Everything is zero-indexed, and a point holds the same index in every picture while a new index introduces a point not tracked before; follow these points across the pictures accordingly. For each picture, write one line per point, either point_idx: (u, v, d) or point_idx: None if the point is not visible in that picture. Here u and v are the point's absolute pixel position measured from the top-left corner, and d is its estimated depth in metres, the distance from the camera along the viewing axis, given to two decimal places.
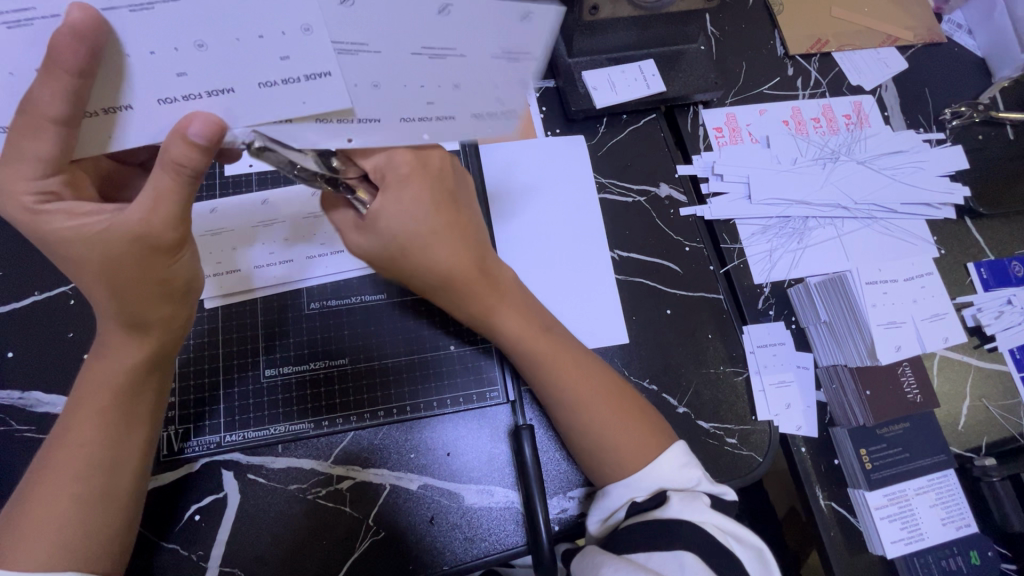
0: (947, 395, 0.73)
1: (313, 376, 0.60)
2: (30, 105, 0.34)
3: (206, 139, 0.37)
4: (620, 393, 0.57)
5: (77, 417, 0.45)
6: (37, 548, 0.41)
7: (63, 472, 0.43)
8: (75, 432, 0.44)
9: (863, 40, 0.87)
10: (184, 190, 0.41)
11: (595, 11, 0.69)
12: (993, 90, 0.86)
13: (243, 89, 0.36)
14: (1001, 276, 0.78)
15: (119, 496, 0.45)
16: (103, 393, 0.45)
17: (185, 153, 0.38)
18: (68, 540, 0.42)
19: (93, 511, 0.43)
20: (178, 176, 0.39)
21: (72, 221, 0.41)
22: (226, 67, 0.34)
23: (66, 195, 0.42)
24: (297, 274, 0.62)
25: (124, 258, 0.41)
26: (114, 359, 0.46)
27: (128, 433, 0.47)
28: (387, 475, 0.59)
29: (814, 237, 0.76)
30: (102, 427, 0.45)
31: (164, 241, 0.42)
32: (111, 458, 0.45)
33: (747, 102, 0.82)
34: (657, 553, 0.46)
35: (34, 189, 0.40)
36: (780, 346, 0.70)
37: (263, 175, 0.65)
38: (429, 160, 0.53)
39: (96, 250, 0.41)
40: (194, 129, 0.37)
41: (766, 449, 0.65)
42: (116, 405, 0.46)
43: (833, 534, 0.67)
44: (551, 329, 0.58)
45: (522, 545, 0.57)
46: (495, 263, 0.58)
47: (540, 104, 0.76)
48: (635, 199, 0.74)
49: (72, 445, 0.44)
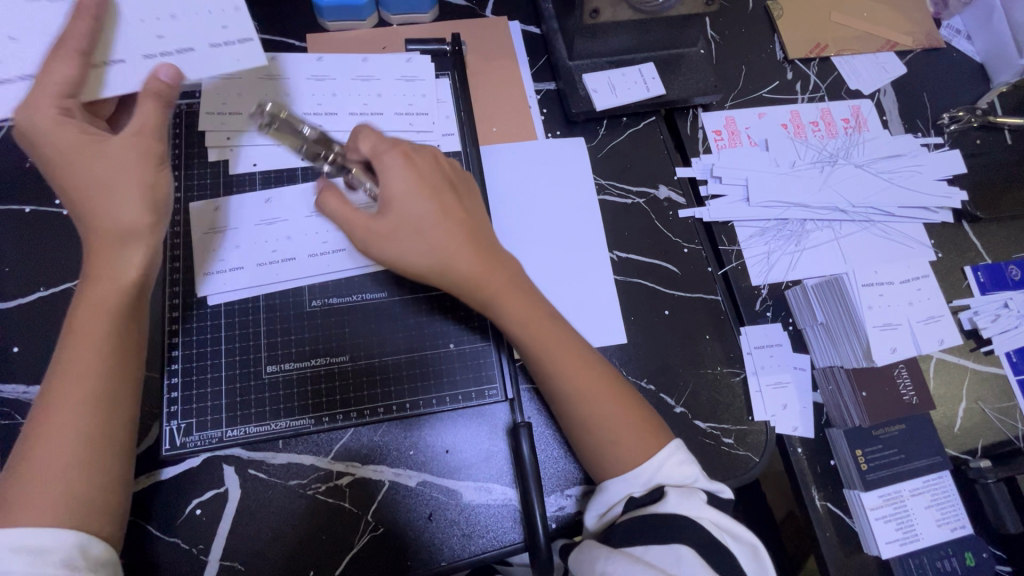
0: (943, 398, 0.73)
1: (313, 372, 0.60)
2: (62, 42, 0.48)
3: (169, 79, 0.50)
4: (622, 388, 0.57)
5: (69, 358, 0.44)
6: (43, 493, 0.41)
7: (61, 414, 0.43)
8: (66, 371, 0.44)
9: (862, 45, 0.87)
10: (162, 116, 0.49)
11: (596, 14, 0.70)
12: (991, 96, 0.86)
13: (197, 48, 0.53)
14: (998, 280, 0.78)
15: (118, 436, 0.45)
16: (97, 327, 0.45)
17: (156, 83, 0.49)
18: (72, 482, 0.42)
19: (93, 451, 0.43)
20: (159, 103, 0.49)
21: (81, 132, 0.47)
22: (183, 29, 0.53)
23: (77, 118, 0.48)
24: (298, 272, 0.63)
25: (120, 160, 0.47)
26: (104, 284, 0.46)
27: (122, 364, 0.46)
28: (385, 471, 0.59)
29: (811, 240, 0.76)
30: (96, 362, 0.45)
31: (154, 146, 0.48)
32: (108, 394, 0.45)
33: (746, 106, 0.82)
34: (654, 546, 0.46)
35: (59, 106, 0.47)
36: (777, 347, 0.71)
37: (266, 174, 0.66)
38: (422, 156, 0.56)
39: (90, 154, 0.46)
40: (164, 72, 0.50)
41: (761, 449, 0.65)
42: (110, 341, 0.45)
43: (829, 535, 0.67)
44: (553, 316, 0.59)
45: (518, 542, 0.58)
46: (502, 252, 0.58)
47: (540, 106, 0.77)
48: (634, 201, 0.74)
49: (66, 386, 0.44)
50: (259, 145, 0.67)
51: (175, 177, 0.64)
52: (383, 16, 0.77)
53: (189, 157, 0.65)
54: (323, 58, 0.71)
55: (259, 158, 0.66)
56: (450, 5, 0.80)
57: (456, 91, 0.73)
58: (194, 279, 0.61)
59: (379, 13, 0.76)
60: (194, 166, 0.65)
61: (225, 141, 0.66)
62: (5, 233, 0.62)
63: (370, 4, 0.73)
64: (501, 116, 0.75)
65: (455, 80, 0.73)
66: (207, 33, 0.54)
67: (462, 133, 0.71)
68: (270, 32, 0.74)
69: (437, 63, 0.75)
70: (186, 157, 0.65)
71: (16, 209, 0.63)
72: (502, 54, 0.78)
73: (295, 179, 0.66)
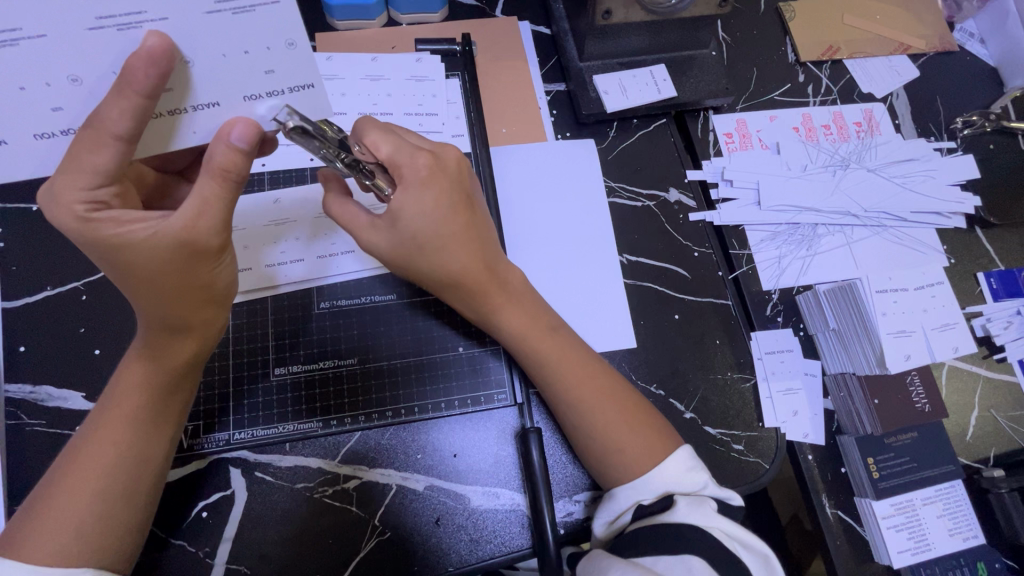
0: (955, 406, 0.72)
1: (320, 375, 0.60)
2: (98, 121, 0.36)
3: (247, 143, 0.40)
4: (628, 394, 0.57)
5: (106, 417, 0.45)
6: (57, 538, 0.41)
7: (88, 467, 0.44)
8: (103, 428, 0.45)
9: (874, 48, 0.86)
10: (229, 197, 0.42)
11: (608, 15, 0.69)
12: (1005, 100, 0.85)
13: (229, 103, 0.40)
14: (1011, 287, 0.77)
15: (139, 495, 0.46)
16: (137, 392, 0.46)
17: (233, 160, 0.40)
18: (87, 533, 0.42)
19: (113, 507, 0.44)
20: (224, 184, 0.41)
21: (118, 230, 0.41)
22: (217, 80, 0.38)
23: (115, 205, 0.41)
24: (308, 273, 0.62)
25: (168, 262, 0.42)
26: (148, 360, 0.46)
27: (156, 431, 0.47)
28: (393, 475, 0.59)
29: (823, 244, 0.76)
30: (133, 425, 0.46)
31: (206, 244, 0.42)
32: (138, 455, 0.46)
33: (757, 108, 0.82)
34: (664, 556, 0.45)
35: (86, 199, 0.40)
36: (787, 353, 0.70)
37: (275, 174, 0.65)
38: (444, 162, 0.54)
39: (137, 255, 0.41)
40: (237, 134, 0.39)
41: (772, 456, 0.64)
42: (145, 407, 0.46)
43: (840, 543, 0.66)
44: (556, 328, 0.58)
45: (527, 547, 0.57)
46: (504, 263, 0.58)
47: (550, 107, 0.77)
48: (644, 204, 0.74)
49: (100, 442, 0.45)
50: (269, 146, 0.66)
51: None
52: (392, 15, 0.76)
53: None
54: (332, 59, 0.71)
55: (268, 158, 0.66)
56: (459, 5, 0.79)
57: (465, 91, 0.73)
58: None
59: (388, 12, 0.76)
60: None
61: None
62: (12, 231, 0.62)
63: (379, 3, 0.73)
64: (511, 118, 0.74)
65: (464, 80, 0.73)
66: (243, 83, 0.39)
67: (471, 133, 0.70)
68: None
69: (446, 63, 0.74)
70: None
71: (24, 208, 0.63)
72: (511, 55, 0.77)
73: (303, 179, 0.66)
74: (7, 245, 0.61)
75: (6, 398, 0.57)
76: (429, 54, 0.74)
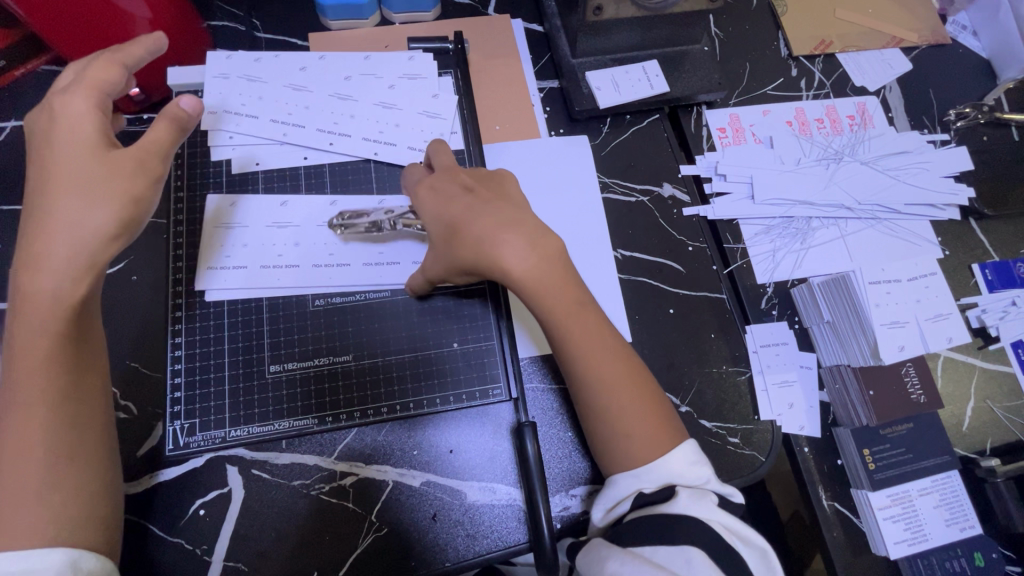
0: (951, 396, 0.72)
1: (316, 371, 0.60)
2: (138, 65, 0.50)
3: (193, 108, 0.49)
4: (643, 383, 0.55)
5: (19, 378, 0.44)
6: (18, 511, 0.41)
7: (23, 432, 0.43)
8: (24, 388, 0.44)
9: (867, 41, 0.87)
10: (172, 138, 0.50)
11: (599, 11, 0.70)
12: (998, 92, 0.85)
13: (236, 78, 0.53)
14: (1006, 278, 0.77)
15: (89, 450, 0.46)
16: (45, 340, 0.44)
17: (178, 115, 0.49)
18: (49, 501, 0.42)
19: (64, 468, 0.44)
20: (171, 126, 0.49)
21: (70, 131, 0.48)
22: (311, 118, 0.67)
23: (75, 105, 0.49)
24: (299, 276, 0.62)
25: (104, 179, 0.47)
26: (44, 301, 0.45)
27: (81, 386, 0.46)
28: (389, 471, 0.59)
29: (817, 237, 0.76)
30: (55, 378, 0.44)
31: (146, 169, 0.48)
32: (72, 409, 0.45)
33: (750, 103, 0.82)
34: (664, 546, 0.46)
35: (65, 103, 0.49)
36: (783, 346, 0.70)
37: (269, 174, 0.66)
38: (444, 175, 0.60)
39: (78, 165, 0.47)
40: (185, 103, 0.48)
41: (768, 449, 0.65)
42: (62, 358, 0.45)
43: (836, 535, 0.66)
44: (587, 304, 0.57)
45: (523, 542, 0.58)
46: (537, 231, 0.57)
47: (543, 104, 0.77)
48: (638, 199, 0.74)
49: (26, 403, 0.43)
50: (259, 144, 0.66)
51: (178, 176, 0.64)
52: (385, 14, 0.76)
53: (192, 157, 0.65)
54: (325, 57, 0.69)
55: (261, 158, 0.66)
56: (452, 5, 0.79)
57: (459, 88, 0.73)
58: (195, 274, 0.61)
59: (381, 12, 0.76)
60: (198, 166, 0.65)
61: (227, 139, 0.65)
62: (7, 232, 0.62)
63: (372, 3, 0.72)
64: (504, 115, 0.75)
65: (458, 78, 0.73)
66: (320, 121, 0.67)
67: (464, 130, 0.70)
68: (269, 31, 0.74)
69: (440, 61, 0.74)
70: (188, 157, 0.65)
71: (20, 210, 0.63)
72: (504, 54, 0.77)
73: (297, 178, 0.66)
74: (3, 247, 0.61)
75: None
76: (422, 51, 0.72)
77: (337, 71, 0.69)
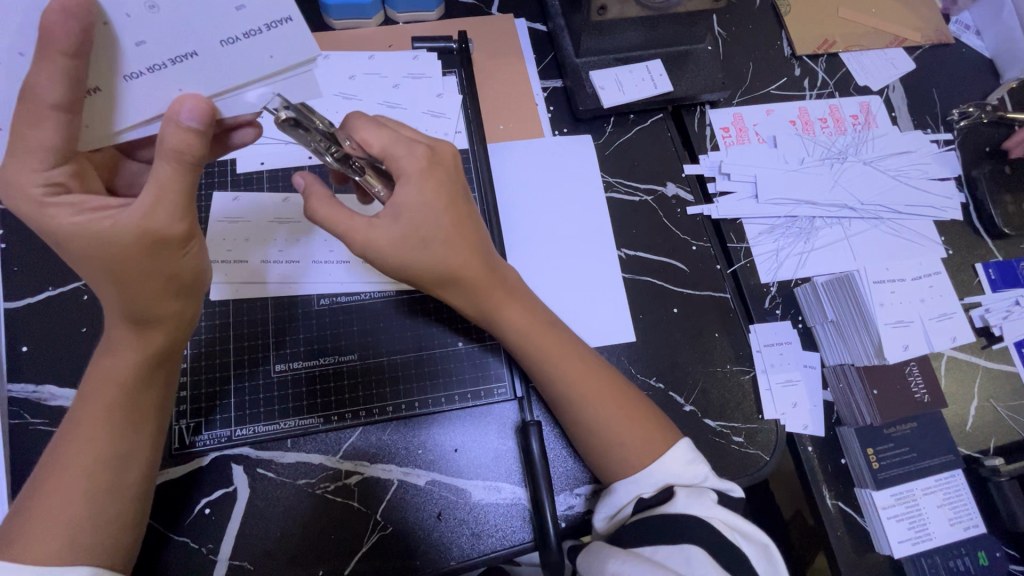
0: (955, 395, 0.73)
1: (321, 371, 0.60)
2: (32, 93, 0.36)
3: (198, 122, 0.40)
4: (629, 397, 0.56)
5: (85, 417, 0.45)
6: (45, 541, 0.41)
7: (74, 464, 0.44)
8: (85, 425, 0.45)
9: (870, 41, 0.87)
10: (187, 182, 0.42)
11: (603, 11, 0.70)
12: (1001, 91, 0.85)
13: (204, 54, 0.38)
14: (1009, 277, 0.77)
15: (128, 490, 0.46)
16: (113, 388, 0.46)
17: (185, 137, 0.40)
18: (78, 534, 0.42)
19: (105, 505, 0.44)
20: (180, 164, 0.41)
21: (77, 214, 0.41)
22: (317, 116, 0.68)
23: (74, 187, 0.42)
24: (303, 275, 0.63)
25: (128, 252, 0.42)
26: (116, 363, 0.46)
27: (138, 430, 0.47)
28: (394, 471, 0.59)
29: (821, 238, 0.76)
30: (113, 425, 0.45)
31: (171, 234, 0.42)
32: (123, 450, 0.46)
33: (754, 102, 0.82)
34: (664, 546, 0.46)
35: (42, 181, 0.40)
36: (787, 345, 0.71)
37: (274, 173, 0.66)
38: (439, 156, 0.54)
39: (97, 244, 0.41)
40: (187, 112, 0.39)
41: (773, 448, 0.65)
42: (124, 401, 0.46)
43: (841, 534, 0.66)
44: (554, 323, 0.59)
45: (528, 541, 0.58)
46: (500, 260, 0.58)
47: (547, 103, 0.77)
48: (642, 198, 0.74)
49: (82, 439, 0.45)
50: (265, 144, 0.67)
51: None
52: (388, 14, 0.76)
53: None
54: (328, 57, 0.71)
55: (266, 157, 0.66)
56: (456, 4, 0.79)
57: (463, 87, 0.73)
58: None
59: (385, 12, 0.76)
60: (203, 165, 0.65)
61: None
62: (13, 231, 0.62)
63: (376, 2, 0.72)
64: (508, 114, 0.75)
65: (462, 78, 0.73)
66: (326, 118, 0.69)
67: (469, 130, 0.70)
68: None
69: (444, 61, 0.74)
70: None
71: None
72: (508, 53, 0.77)
73: None
74: (8, 246, 0.62)
75: (8, 398, 0.57)
76: (426, 52, 0.74)
77: (343, 71, 0.71)
